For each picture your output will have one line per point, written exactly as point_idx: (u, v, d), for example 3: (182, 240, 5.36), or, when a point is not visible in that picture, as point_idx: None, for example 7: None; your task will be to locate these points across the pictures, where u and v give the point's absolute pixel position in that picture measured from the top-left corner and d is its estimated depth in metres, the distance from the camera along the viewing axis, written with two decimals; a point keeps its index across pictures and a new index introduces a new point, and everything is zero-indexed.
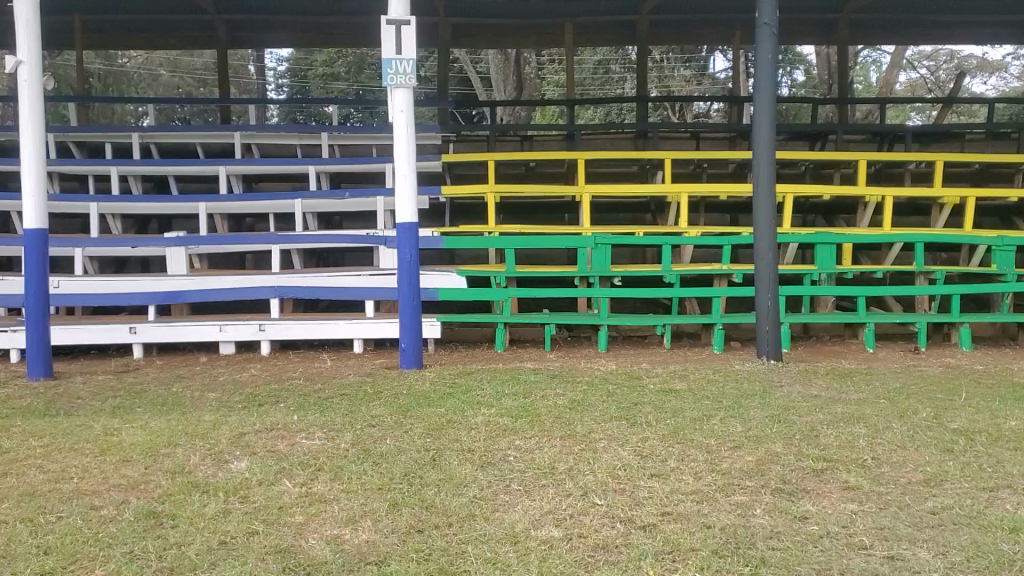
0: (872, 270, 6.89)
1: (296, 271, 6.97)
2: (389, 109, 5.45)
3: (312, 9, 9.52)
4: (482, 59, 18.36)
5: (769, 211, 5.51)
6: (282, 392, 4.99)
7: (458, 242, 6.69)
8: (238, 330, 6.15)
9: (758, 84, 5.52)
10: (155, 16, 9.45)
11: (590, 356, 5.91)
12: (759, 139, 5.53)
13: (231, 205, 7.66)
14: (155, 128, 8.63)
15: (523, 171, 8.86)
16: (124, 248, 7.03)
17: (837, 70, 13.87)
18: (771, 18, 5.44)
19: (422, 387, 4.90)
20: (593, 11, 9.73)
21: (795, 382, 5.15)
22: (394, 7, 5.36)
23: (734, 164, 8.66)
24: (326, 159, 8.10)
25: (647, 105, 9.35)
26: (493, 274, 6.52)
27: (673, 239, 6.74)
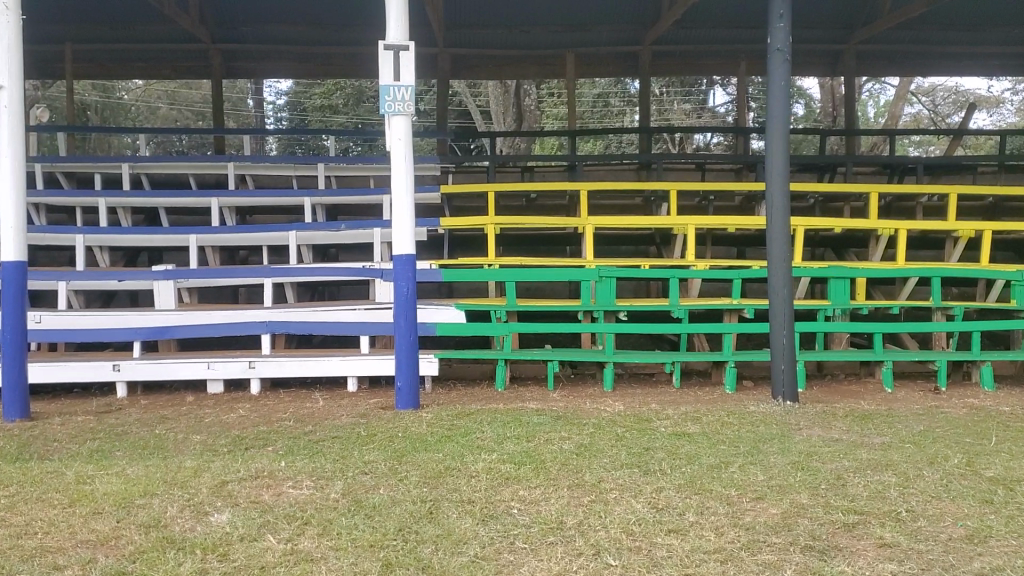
0: (887, 306, 6.64)
1: (288, 306, 6.71)
2: (387, 137, 5.20)
3: (309, 38, 9.34)
4: (482, 92, 18.24)
5: (784, 245, 5.26)
6: (271, 435, 4.71)
7: (457, 276, 6.44)
8: (227, 367, 5.88)
9: (771, 112, 5.28)
10: (148, 45, 9.27)
11: (596, 395, 5.64)
12: (772, 169, 5.30)
13: (223, 237, 7.42)
14: (146, 158, 8.41)
15: (524, 203, 8.63)
16: (110, 282, 6.78)
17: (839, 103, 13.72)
18: (784, 44, 5.23)
19: (419, 430, 4.62)
20: (595, 42, 9.56)
21: (813, 425, 4.87)
22: (392, 32, 5.15)
23: (741, 197, 8.43)
24: (321, 190, 7.87)
25: (650, 136, 9.14)
26: (493, 309, 6.26)
27: (680, 273, 6.48)
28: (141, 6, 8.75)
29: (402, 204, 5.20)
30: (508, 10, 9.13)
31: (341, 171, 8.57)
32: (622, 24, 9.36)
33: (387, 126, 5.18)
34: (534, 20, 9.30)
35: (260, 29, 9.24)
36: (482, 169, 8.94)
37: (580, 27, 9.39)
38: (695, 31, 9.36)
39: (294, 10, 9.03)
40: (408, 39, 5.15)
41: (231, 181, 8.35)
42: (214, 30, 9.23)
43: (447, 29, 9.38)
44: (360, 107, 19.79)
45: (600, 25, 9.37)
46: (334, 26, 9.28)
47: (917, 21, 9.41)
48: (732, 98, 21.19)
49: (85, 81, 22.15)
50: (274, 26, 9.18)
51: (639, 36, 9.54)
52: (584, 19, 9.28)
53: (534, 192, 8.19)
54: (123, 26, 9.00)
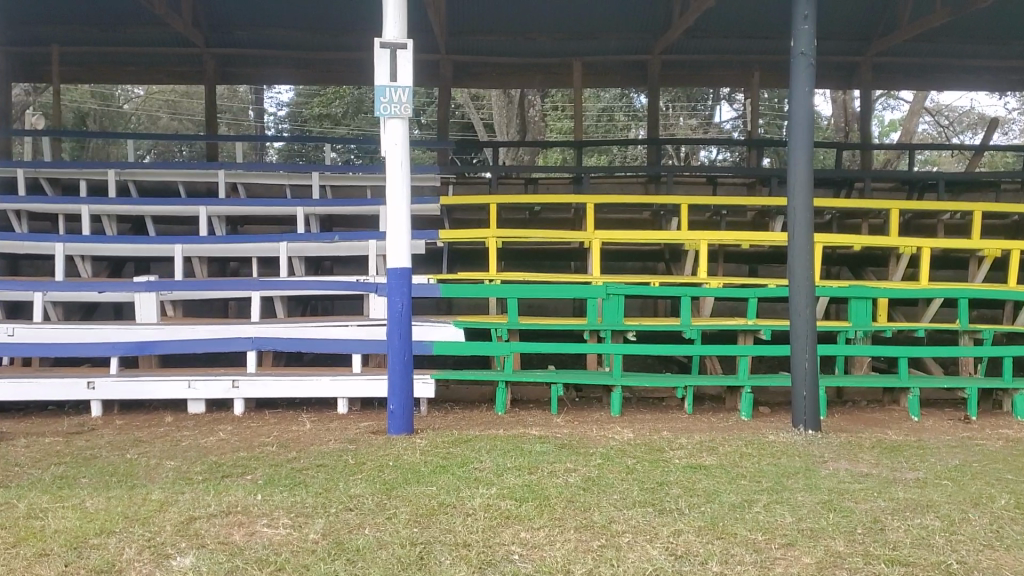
0: (911, 328, 6.26)
1: (278, 321, 6.33)
2: (382, 141, 4.82)
3: (307, 42, 9.01)
4: (485, 104, 17.93)
5: (806, 262, 4.90)
6: (251, 463, 4.33)
7: (456, 290, 6.06)
8: (208, 387, 5.51)
9: (794, 119, 4.92)
10: (140, 48, 8.96)
11: (602, 421, 5.26)
12: (795, 181, 4.94)
13: (211, 248, 7.05)
14: (134, 165, 8.06)
15: (527, 216, 8.28)
16: (90, 293, 6.41)
17: (851, 118, 13.38)
18: (808, 47, 4.88)
19: (412, 459, 4.24)
20: (603, 50, 9.22)
21: (839, 458, 4.50)
22: (389, 29, 4.80)
23: (754, 212, 8.07)
24: (315, 200, 7.52)
25: (660, 148, 8.79)
26: (494, 326, 5.89)
27: (692, 291, 6.12)
28: (133, 7, 8.45)
29: (397, 214, 4.82)
30: (513, 16, 8.81)
31: (337, 180, 8.23)
32: (631, 32, 9.05)
33: (382, 129, 4.80)
34: (539, 26, 8.98)
35: (257, 33, 8.93)
36: (484, 180, 8.59)
37: (587, 35, 9.07)
38: (706, 41, 9.04)
39: (292, 14, 8.73)
40: (406, 37, 4.80)
41: (222, 189, 8.00)
42: (209, 34, 8.91)
43: (449, 36, 9.06)
44: (360, 118, 19.50)
45: (607, 34, 9.05)
46: (333, 31, 8.97)
47: (936, 33, 9.08)
48: (738, 114, 20.89)
49: (83, 89, 21.88)
50: (271, 30, 8.87)
51: (648, 45, 9.22)
52: (592, 27, 8.96)
53: (538, 205, 7.84)
54: (115, 28, 8.70)
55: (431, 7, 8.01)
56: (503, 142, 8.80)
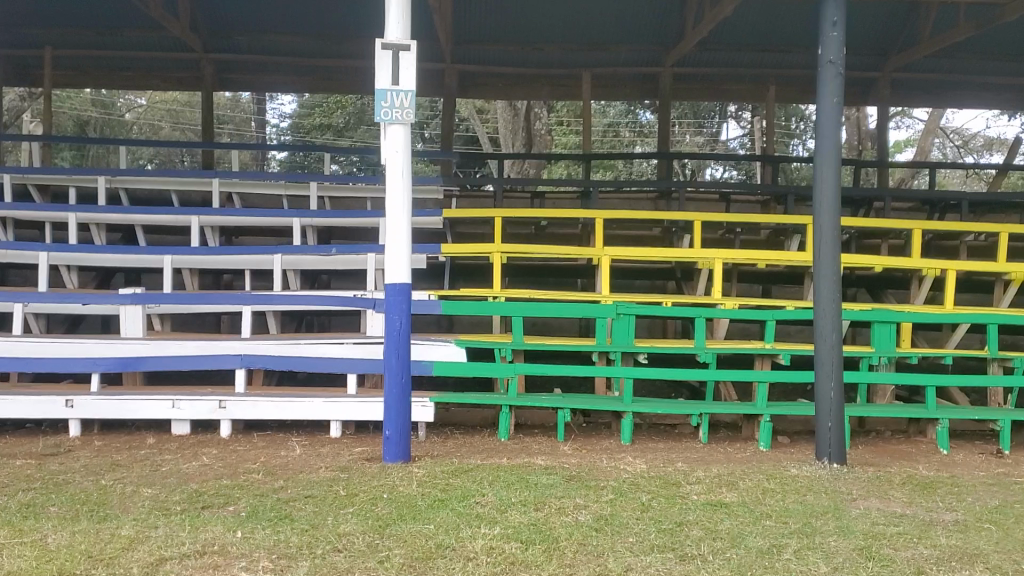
0: (937, 355, 5.94)
1: (270, 337, 6.02)
2: (382, 148, 4.52)
3: (308, 48, 8.74)
4: (489, 118, 17.67)
5: (833, 284, 4.60)
6: (234, 492, 4.01)
7: (458, 307, 5.75)
8: (194, 407, 5.20)
9: (820, 132, 4.62)
10: (137, 53, 8.70)
11: (612, 450, 4.94)
12: (822, 196, 4.64)
13: (202, 259, 6.74)
14: (126, 172, 7.77)
15: (533, 231, 7.97)
16: (73, 305, 6.10)
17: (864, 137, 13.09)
18: (838, 56, 4.59)
19: (408, 491, 3.92)
20: (612, 61, 8.94)
21: (869, 495, 4.17)
22: (392, 30, 4.52)
23: (769, 230, 7.76)
24: (313, 211, 7.23)
25: (671, 163, 8.49)
26: (498, 347, 5.58)
27: (707, 311, 5.80)
28: (129, 9, 8.19)
29: (396, 226, 4.51)
30: (521, 25, 8.54)
31: (336, 191, 7.94)
32: (642, 43, 8.77)
33: (382, 135, 4.51)
34: (548, 36, 8.71)
35: (257, 39, 8.67)
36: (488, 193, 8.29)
37: (596, 46, 8.79)
38: (720, 53, 8.76)
39: (293, 20, 8.47)
40: (410, 38, 4.51)
41: (217, 198, 7.70)
42: (207, 39, 8.65)
43: (455, 45, 8.79)
44: (363, 129, 19.25)
45: (618, 45, 8.77)
46: (335, 38, 8.70)
47: (958, 49, 8.79)
48: (745, 131, 20.63)
49: (84, 96, 21.64)
50: (272, 37, 8.60)
51: (659, 57, 8.94)
52: (601, 37, 8.69)
53: (545, 219, 7.54)
54: (110, 32, 8.44)
55: (436, 14, 7.74)
56: (509, 154, 8.50)
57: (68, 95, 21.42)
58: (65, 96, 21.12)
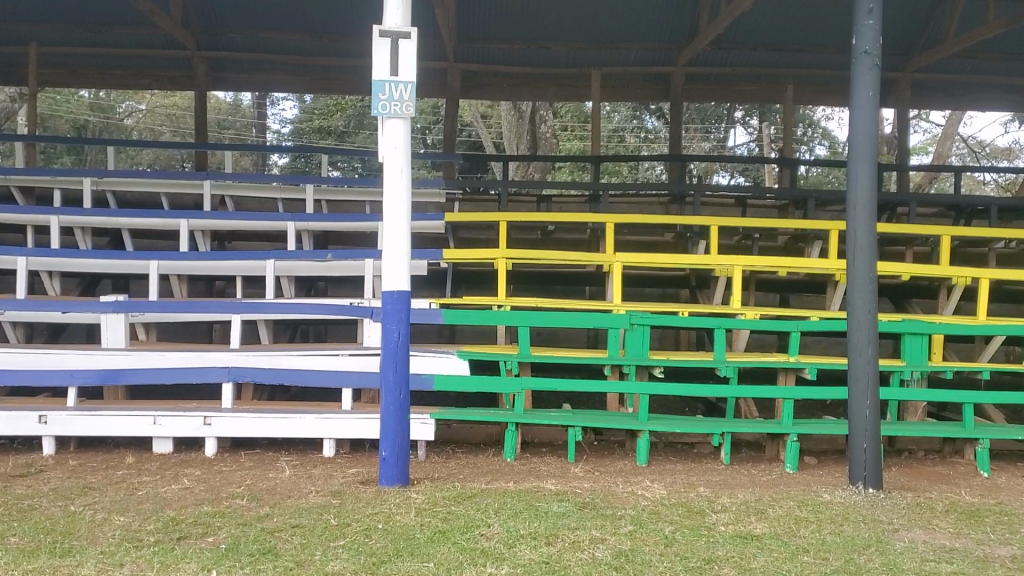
0: (972, 370, 5.56)
1: (261, 347, 5.66)
2: (381, 144, 4.16)
3: (304, 43, 8.41)
4: (492, 122, 17.31)
5: (868, 293, 4.24)
6: (214, 520, 3.63)
7: (461, 317, 5.38)
8: (176, 423, 4.83)
9: (854, 129, 4.26)
10: (127, 50, 8.36)
11: (627, 473, 4.57)
12: (856, 199, 4.28)
13: (191, 264, 6.38)
14: (113, 173, 7.41)
15: (539, 236, 7.61)
16: (52, 312, 5.74)
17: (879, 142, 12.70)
18: (874, 45, 4.23)
19: (405, 520, 3.54)
20: (622, 60, 8.59)
21: (912, 525, 3.79)
22: (392, 16, 4.16)
23: (787, 237, 7.39)
24: (309, 214, 6.88)
25: (683, 166, 8.13)
26: (503, 359, 5.21)
27: (727, 322, 5.44)
28: (119, 4, 7.86)
29: (395, 229, 4.15)
30: (527, 22, 8.19)
31: (334, 194, 7.58)
32: (653, 41, 8.41)
33: (381, 131, 4.15)
34: (555, 34, 8.34)
35: (252, 36, 8.32)
36: (493, 197, 7.93)
37: (605, 44, 8.43)
38: (734, 52, 8.40)
39: (289, 15, 8.12)
40: (411, 25, 4.15)
41: (208, 201, 7.35)
42: (200, 36, 8.30)
43: (458, 42, 8.44)
44: (364, 133, 18.91)
45: (628, 43, 8.41)
46: (333, 35, 8.35)
47: (983, 48, 8.43)
48: (752, 137, 20.26)
49: (81, 100, 21.26)
50: (267, 33, 8.25)
51: (670, 57, 8.58)
52: (611, 35, 8.33)
53: (552, 224, 7.17)
54: (100, 28, 8.11)
55: (439, 8, 7.38)
56: (515, 157, 8.12)
57: (66, 98, 21.08)
58: (62, 99, 20.77)
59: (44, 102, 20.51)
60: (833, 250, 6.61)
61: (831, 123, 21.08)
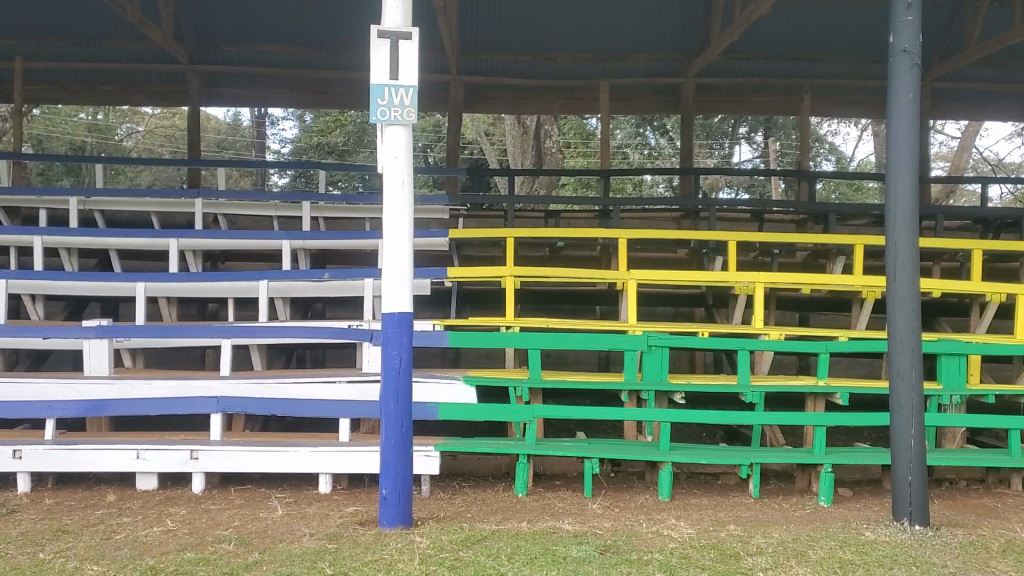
0: (1013, 393, 5.20)
1: (255, 374, 5.32)
2: (379, 154, 3.83)
3: (301, 55, 8.12)
4: (493, 138, 17.00)
5: (911, 311, 3.90)
6: (195, 569, 3.27)
7: (467, 339, 5.04)
8: (161, 458, 4.48)
9: (893, 134, 3.93)
10: (117, 64, 8.07)
11: (649, 509, 4.21)
12: (897, 210, 3.95)
13: (180, 286, 6.05)
14: (101, 192, 7.09)
15: (547, 253, 7.28)
16: (32, 338, 5.40)
17: None
18: (914, 44, 3.91)
19: (409, 569, 3.18)
20: (630, 72, 8.30)
21: (971, 568, 3.42)
22: (391, 16, 3.84)
23: (807, 252, 7.05)
24: (305, 232, 6.56)
25: (696, 180, 7.82)
26: (513, 385, 4.87)
27: (751, 343, 5.09)
28: (108, 15, 7.57)
29: (395, 246, 3.80)
30: (531, 32, 7.91)
31: (332, 211, 7.26)
32: (663, 51, 8.12)
33: (379, 139, 3.80)
34: (561, 44, 8.04)
35: (247, 49, 8.04)
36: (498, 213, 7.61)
37: (613, 55, 8.13)
38: (747, 62, 8.11)
39: (285, 26, 7.84)
40: (411, 25, 3.81)
41: (200, 219, 7.03)
42: (193, 49, 8.01)
43: (460, 54, 8.15)
44: (364, 151, 18.63)
45: (636, 53, 8.11)
46: (331, 47, 8.06)
47: (1004, 55, 8.13)
48: (758, 153, 19.96)
49: (78, 121, 21.00)
50: (263, 46, 7.97)
51: (681, 67, 8.28)
52: (618, 44, 8.03)
53: (561, 241, 6.84)
54: (89, 41, 7.83)
55: (440, 16, 7.09)
56: (521, 171, 7.80)
57: (62, 119, 20.83)
58: (59, 120, 20.50)
59: (40, 122, 20.26)
60: (858, 266, 6.27)
61: (838, 137, 20.79)
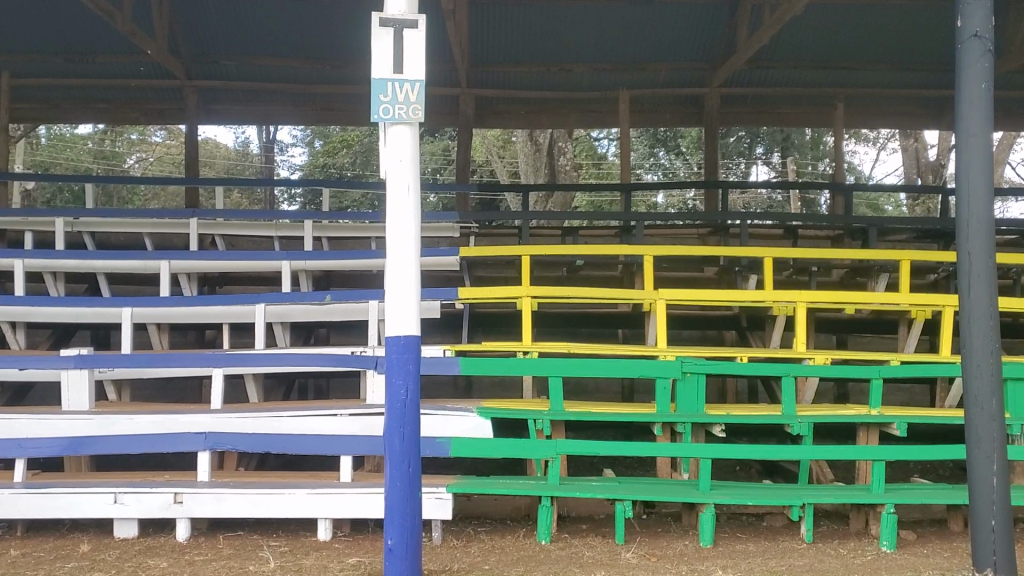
0: None
1: (250, 406, 4.87)
2: (382, 157, 3.35)
3: (303, 67, 7.72)
4: (504, 159, 16.58)
5: (989, 330, 3.39)
6: None
7: (481, 366, 4.56)
8: (141, 502, 4.01)
9: (963, 131, 3.44)
10: (112, 80, 7.71)
11: (692, 559, 3.72)
12: (970, 217, 3.44)
13: (170, 311, 5.59)
14: (90, 213, 6.67)
15: (565, 274, 6.82)
16: (5, 369, 4.93)
17: None
18: (985, 27, 3.40)
19: None
20: (650, 82, 7.89)
21: None
22: (395, 3, 3.36)
23: (845, 270, 6.58)
24: (307, 252, 6.13)
25: (722, 194, 7.35)
26: (532, 417, 4.39)
27: (795, 367, 4.61)
28: (103, 27, 7.23)
29: (402, 260, 3.31)
30: (546, 41, 7.50)
31: (335, 230, 6.83)
32: (684, 60, 7.69)
33: (381, 139, 3.32)
34: (578, 53, 7.62)
35: (247, 64, 7.65)
36: (512, 232, 7.17)
37: (632, 65, 7.71)
38: (774, 69, 7.70)
39: (288, 37, 7.46)
40: (417, 12, 3.34)
41: (195, 240, 6.60)
42: (191, 63, 7.65)
43: (471, 66, 7.73)
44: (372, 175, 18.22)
45: (656, 62, 7.69)
46: (335, 60, 7.67)
47: None
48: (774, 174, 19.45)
49: (83, 147, 20.66)
50: (265, 60, 7.59)
51: (704, 77, 7.85)
52: (637, 53, 7.61)
53: (581, 259, 6.38)
54: (82, 56, 7.47)
55: (451, 23, 6.70)
56: (536, 188, 7.34)
57: (67, 145, 20.50)
58: (67, 147, 20.18)
59: (46, 150, 19.95)
60: (905, 284, 5.79)
61: (856, 157, 20.27)
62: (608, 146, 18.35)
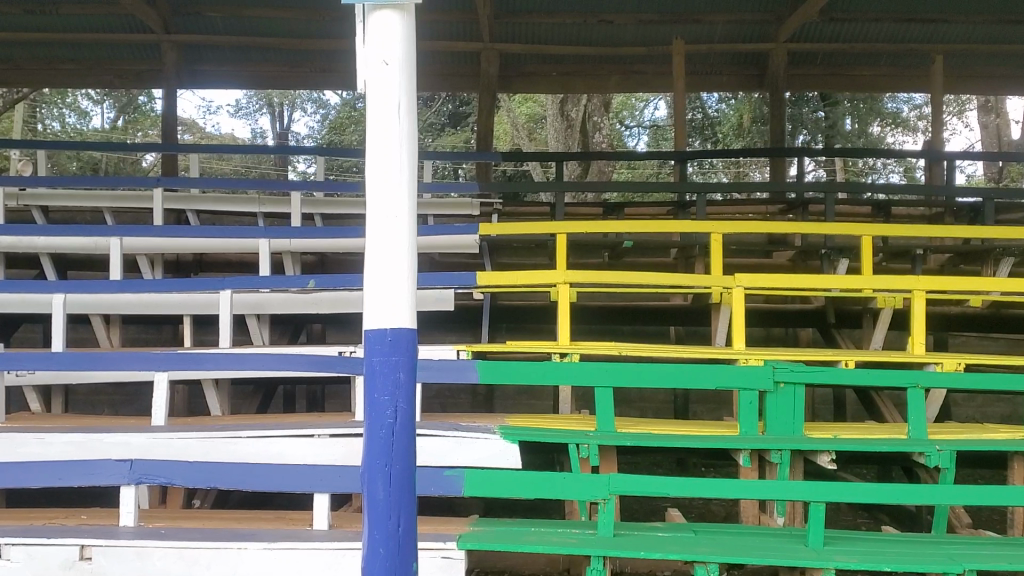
0: None
1: (207, 421, 3.78)
2: (358, 59, 2.01)
3: (295, 21, 6.60)
4: (527, 144, 15.32)
5: None
6: None
7: (506, 371, 3.40)
8: (33, 558, 2.88)
9: None
10: (78, 35, 6.64)
11: None
12: None
13: (117, 298, 4.49)
14: (41, 183, 5.62)
15: (604, 260, 5.68)
16: None
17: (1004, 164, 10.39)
18: None
19: None
20: (703, 38, 6.73)
21: None
22: None
23: (951, 256, 5.39)
24: (292, 230, 5.06)
25: (793, 165, 6.17)
26: (573, 441, 3.26)
27: (930, 376, 3.43)
28: None
29: (390, 226, 1.95)
30: None
31: (331, 205, 5.74)
32: (746, 12, 6.49)
33: (357, 31, 1.99)
34: (619, 3, 6.42)
35: (232, 16, 6.55)
36: (541, 210, 6.03)
37: (684, 16, 6.52)
38: (851, 22, 6.52)
39: None
40: None
41: (160, 215, 5.51)
42: (169, 15, 6.57)
43: (494, 19, 6.53)
44: None
45: (712, 14, 6.48)
46: (334, 12, 6.53)
47: None
48: None
49: (84, 129, 19.56)
50: (252, 12, 6.44)
51: (768, 31, 6.70)
52: (690, 4, 6.40)
53: (629, 240, 5.22)
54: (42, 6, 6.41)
55: None
56: (570, 157, 6.16)
57: (68, 128, 19.41)
58: (73, 133, 19.11)
59: (48, 135, 18.92)
60: None
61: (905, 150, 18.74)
62: (638, 135, 17.11)
